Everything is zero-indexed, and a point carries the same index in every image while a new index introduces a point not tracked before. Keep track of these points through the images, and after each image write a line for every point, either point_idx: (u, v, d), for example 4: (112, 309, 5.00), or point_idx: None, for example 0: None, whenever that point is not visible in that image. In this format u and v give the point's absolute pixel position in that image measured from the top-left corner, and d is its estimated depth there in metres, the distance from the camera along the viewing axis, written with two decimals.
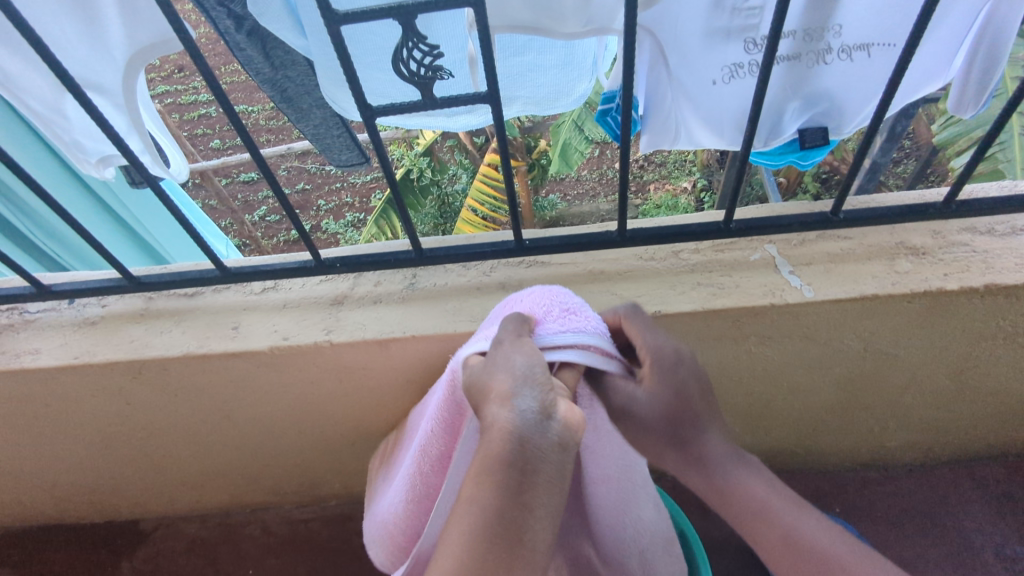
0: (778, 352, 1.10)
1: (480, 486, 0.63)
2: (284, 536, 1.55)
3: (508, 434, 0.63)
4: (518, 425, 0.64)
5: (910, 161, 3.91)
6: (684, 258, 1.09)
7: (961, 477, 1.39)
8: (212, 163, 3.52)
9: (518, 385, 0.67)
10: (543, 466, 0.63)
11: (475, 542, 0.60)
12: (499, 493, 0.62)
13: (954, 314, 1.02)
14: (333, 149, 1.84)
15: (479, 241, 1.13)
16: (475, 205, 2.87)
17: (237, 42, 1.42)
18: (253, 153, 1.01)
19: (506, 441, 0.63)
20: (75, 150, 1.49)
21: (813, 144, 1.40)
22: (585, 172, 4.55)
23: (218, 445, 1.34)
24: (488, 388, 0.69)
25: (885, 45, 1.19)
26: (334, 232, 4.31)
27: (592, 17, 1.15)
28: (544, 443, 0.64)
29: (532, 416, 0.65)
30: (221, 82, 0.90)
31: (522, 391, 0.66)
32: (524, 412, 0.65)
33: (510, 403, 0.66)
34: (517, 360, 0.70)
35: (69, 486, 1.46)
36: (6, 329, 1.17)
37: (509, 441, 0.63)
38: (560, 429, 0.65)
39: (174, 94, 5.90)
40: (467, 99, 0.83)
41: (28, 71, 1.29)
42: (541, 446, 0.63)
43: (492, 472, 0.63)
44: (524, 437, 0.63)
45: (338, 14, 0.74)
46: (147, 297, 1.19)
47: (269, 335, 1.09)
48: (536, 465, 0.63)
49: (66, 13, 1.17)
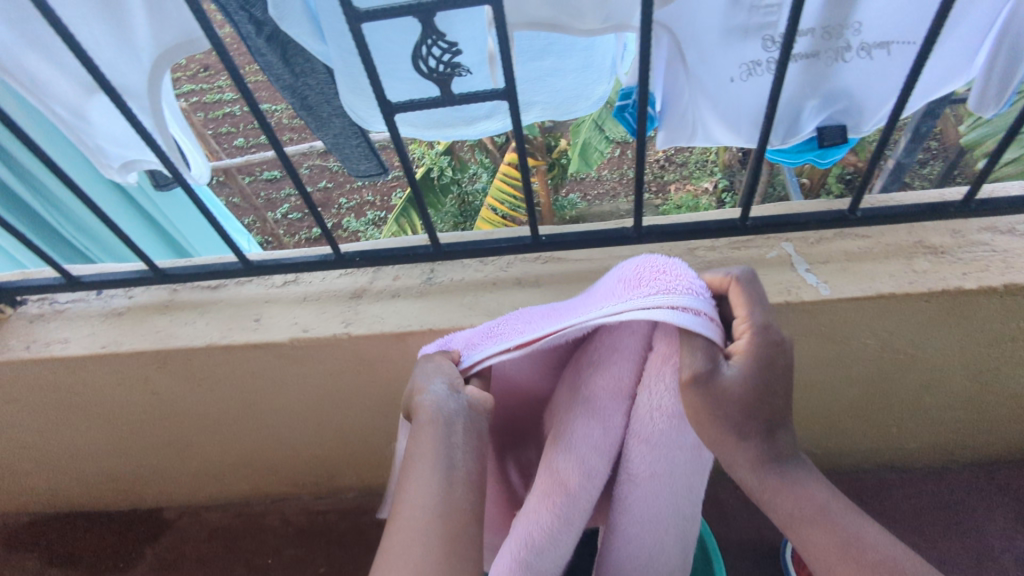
0: (794, 350, 1.10)
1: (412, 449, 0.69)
2: (302, 527, 1.58)
3: (428, 407, 0.72)
4: (435, 400, 0.73)
5: (937, 162, 3.85)
6: (701, 257, 1.08)
7: (983, 481, 1.37)
8: (237, 161, 3.58)
9: (431, 377, 0.77)
10: (461, 418, 0.71)
11: (461, 501, 0.64)
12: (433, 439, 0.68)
13: (974, 313, 1.01)
14: (351, 159, 1.85)
15: (496, 237, 1.14)
16: (495, 204, 2.88)
17: (258, 46, 1.45)
18: (279, 151, 1.04)
19: (429, 413, 0.71)
20: (99, 154, 1.53)
21: (832, 144, 1.38)
22: (606, 172, 4.55)
23: (238, 434, 1.37)
24: (411, 391, 0.78)
25: (904, 42, 1.18)
26: (355, 230, 4.36)
27: (611, 13, 1.15)
28: (459, 407, 0.72)
29: (445, 392, 0.74)
30: (245, 78, 0.92)
31: (434, 380, 0.76)
32: (437, 391, 0.74)
33: (425, 390, 0.75)
34: (428, 366, 0.80)
35: (95, 473, 1.50)
36: (37, 319, 1.21)
37: (430, 412, 0.71)
38: (469, 397, 0.74)
39: (201, 92, 6.01)
40: (485, 95, 0.84)
41: (56, 74, 1.33)
42: (456, 408, 0.72)
43: (421, 429, 0.70)
44: (440, 404, 0.72)
45: (360, 11, 0.75)
46: (172, 289, 1.23)
47: (289, 327, 1.11)
48: (455, 420, 0.70)
49: (96, 15, 1.20)
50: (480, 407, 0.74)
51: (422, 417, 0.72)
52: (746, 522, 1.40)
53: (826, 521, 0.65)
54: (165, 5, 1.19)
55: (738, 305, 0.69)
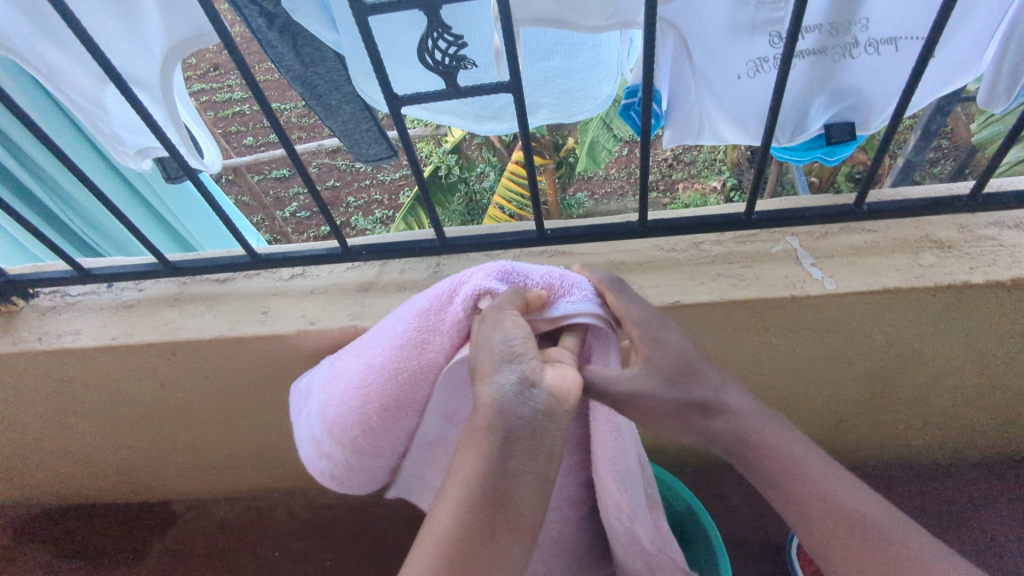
0: (800, 345, 1.10)
1: (465, 451, 0.67)
2: (309, 520, 1.59)
3: (489, 406, 0.67)
4: (500, 399, 0.66)
5: (947, 161, 3.82)
6: (705, 250, 1.09)
7: (990, 478, 1.37)
8: (245, 160, 3.60)
9: (500, 360, 0.69)
10: (525, 424, 0.66)
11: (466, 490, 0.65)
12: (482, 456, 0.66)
13: (982, 308, 1.01)
14: (361, 145, 1.86)
15: (502, 231, 1.14)
16: (502, 202, 2.89)
17: (269, 39, 1.46)
18: (287, 147, 1.04)
19: (489, 413, 0.66)
20: (114, 142, 1.54)
21: (839, 140, 1.38)
22: (613, 171, 4.54)
23: (247, 427, 1.39)
24: (477, 364, 0.71)
25: (912, 38, 1.18)
26: (363, 228, 4.38)
27: (617, 10, 1.15)
28: (525, 413, 0.66)
29: (513, 388, 0.67)
30: (253, 73, 0.93)
31: (504, 367, 0.68)
32: (505, 385, 0.67)
33: (493, 377, 0.68)
34: (499, 335, 0.71)
35: (106, 465, 1.52)
36: (49, 311, 1.22)
37: (491, 412, 0.66)
38: (543, 398, 0.67)
39: (211, 91, 6.04)
40: (490, 89, 0.84)
41: (72, 65, 1.35)
42: (522, 416, 0.66)
43: (476, 436, 0.67)
44: (506, 409, 0.66)
45: (366, 5, 0.76)
46: (181, 282, 1.24)
47: (297, 319, 1.12)
48: (514, 435, 0.66)
49: (108, 9, 1.21)
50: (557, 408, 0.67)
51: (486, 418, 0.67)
52: (750, 518, 1.40)
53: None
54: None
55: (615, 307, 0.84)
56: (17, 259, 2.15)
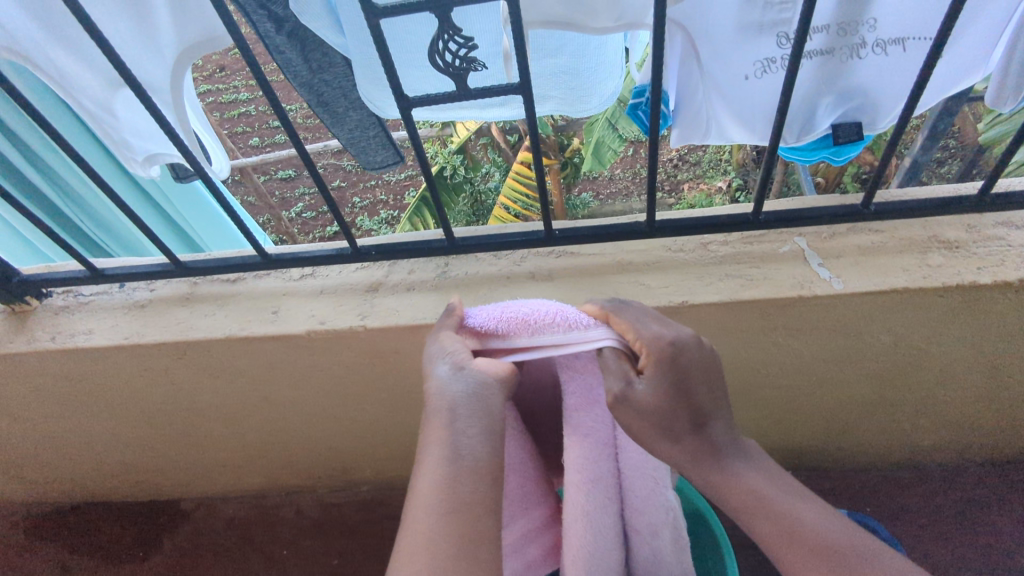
0: (807, 345, 1.10)
1: (425, 437, 0.75)
2: (318, 519, 1.60)
3: (434, 392, 0.77)
4: (440, 384, 0.78)
5: (955, 161, 3.81)
6: (713, 250, 1.09)
7: (998, 478, 1.36)
8: (252, 160, 3.61)
9: (436, 359, 0.81)
10: (466, 402, 0.75)
11: None
12: (436, 431, 0.74)
13: (990, 309, 1.01)
14: (368, 151, 1.90)
15: (511, 231, 1.15)
16: (508, 202, 2.90)
17: (277, 43, 1.47)
18: (298, 147, 1.05)
19: (436, 398, 0.77)
20: (123, 148, 1.57)
21: (847, 140, 1.38)
22: (619, 171, 4.55)
23: (256, 426, 1.40)
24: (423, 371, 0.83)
25: (919, 38, 1.18)
26: (368, 229, 4.41)
27: (625, 11, 1.16)
28: (461, 388, 0.76)
29: (448, 372, 0.78)
30: (266, 75, 0.94)
31: (438, 361, 0.81)
32: (441, 372, 0.79)
33: (432, 372, 0.80)
34: (435, 346, 0.84)
35: (116, 463, 1.53)
36: (62, 310, 1.24)
37: (437, 398, 0.77)
38: (473, 371, 0.78)
39: (217, 92, 6.07)
40: (500, 90, 0.85)
41: (83, 69, 1.36)
42: (460, 391, 0.76)
43: (429, 420, 0.76)
44: (445, 389, 0.77)
45: (378, 7, 0.77)
46: (192, 282, 1.25)
47: (307, 319, 1.13)
48: (456, 406, 0.75)
49: (122, 12, 1.23)
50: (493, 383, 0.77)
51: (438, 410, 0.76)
52: None
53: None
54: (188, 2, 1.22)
55: (625, 331, 0.79)
56: (27, 259, 2.17)
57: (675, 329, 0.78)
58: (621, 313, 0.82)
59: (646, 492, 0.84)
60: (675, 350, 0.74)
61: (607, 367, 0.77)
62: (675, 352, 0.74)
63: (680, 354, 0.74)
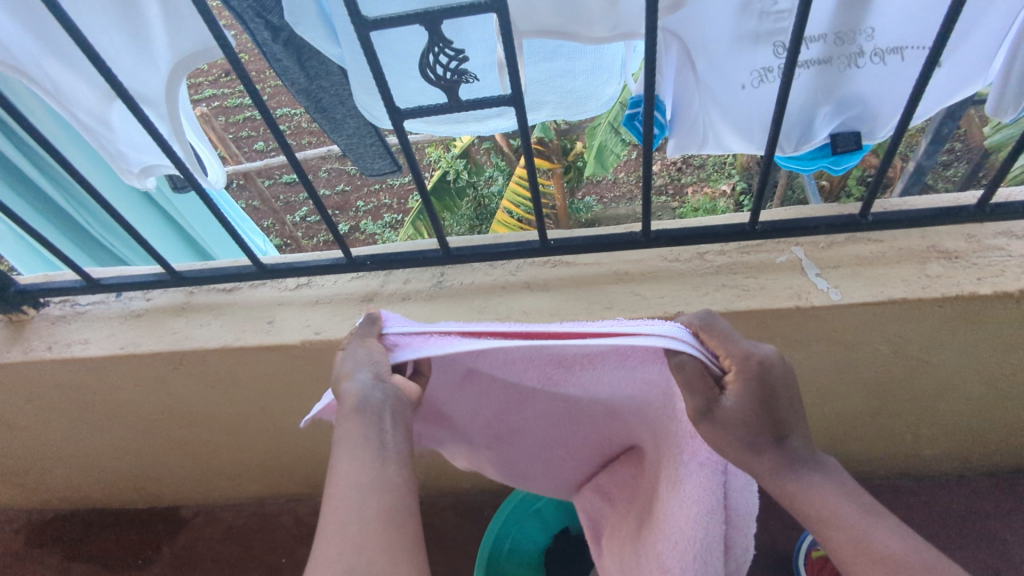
0: (805, 356, 1.09)
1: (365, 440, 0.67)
2: (316, 527, 1.60)
3: (349, 402, 0.69)
4: (360, 396, 0.69)
5: (960, 164, 3.78)
6: (709, 260, 1.08)
7: (1002, 489, 1.35)
8: (254, 165, 3.61)
9: (355, 366, 0.71)
10: (387, 407, 0.69)
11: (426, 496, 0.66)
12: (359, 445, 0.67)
13: (988, 319, 1.00)
14: (366, 158, 1.89)
15: (506, 241, 1.15)
16: (511, 208, 2.89)
17: (273, 52, 1.47)
18: (289, 156, 1.04)
19: (353, 410, 0.69)
20: (118, 159, 1.56)
21: (845, 150, 1.37)
22: (622, 175, 4.55)
23: (253, 434, 1.39)
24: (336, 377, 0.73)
25: (917, 48, 1.17)
26: (372, 233, 4.44)
27: (620, 20, 1.15)
28: (381, 402, 0.69)
29: (370, 383, 0.70)
30: (257, 86, 0.93)
31: (358, 370, 0.71)
32: (363, 382, 0.70)
33: (349, 380, 0.70)
34: (359, 351, 0.72)
35: (114, 471, 1.53)
36: (59, 320, 1.24)
37: (352, 411, 0.69)
38: (393, 388, 0.70)
39: (222, 97, 6.10)
40: (492, 102, 0.84)
41: (78, 81, 1.36)
42: (381, 405, 0.69)
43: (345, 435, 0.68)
44: (364, 404, 0.69)
45: (369, 21, 0.77)
46: (188, 292, 1.24)
47: (301, 329, 1.13)
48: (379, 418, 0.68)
49: (119, 23, 1.23)
50: (401, 399, 0.71)
51: (348, 413, 0.69)
52: (756, 527, 1.39)
53: (831, 515, 0.66)
54: (181, 14, 1.22)
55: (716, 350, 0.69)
56: (30, 266, 2.18)
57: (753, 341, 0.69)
58: (708, 322, 0.70)
59: (746, 507, 0.71)
60: (764, 370, 0.66)
61: (688, 381, 0.66)
62: (763, 370, 0.66)
63: (767, 372, 0.66)
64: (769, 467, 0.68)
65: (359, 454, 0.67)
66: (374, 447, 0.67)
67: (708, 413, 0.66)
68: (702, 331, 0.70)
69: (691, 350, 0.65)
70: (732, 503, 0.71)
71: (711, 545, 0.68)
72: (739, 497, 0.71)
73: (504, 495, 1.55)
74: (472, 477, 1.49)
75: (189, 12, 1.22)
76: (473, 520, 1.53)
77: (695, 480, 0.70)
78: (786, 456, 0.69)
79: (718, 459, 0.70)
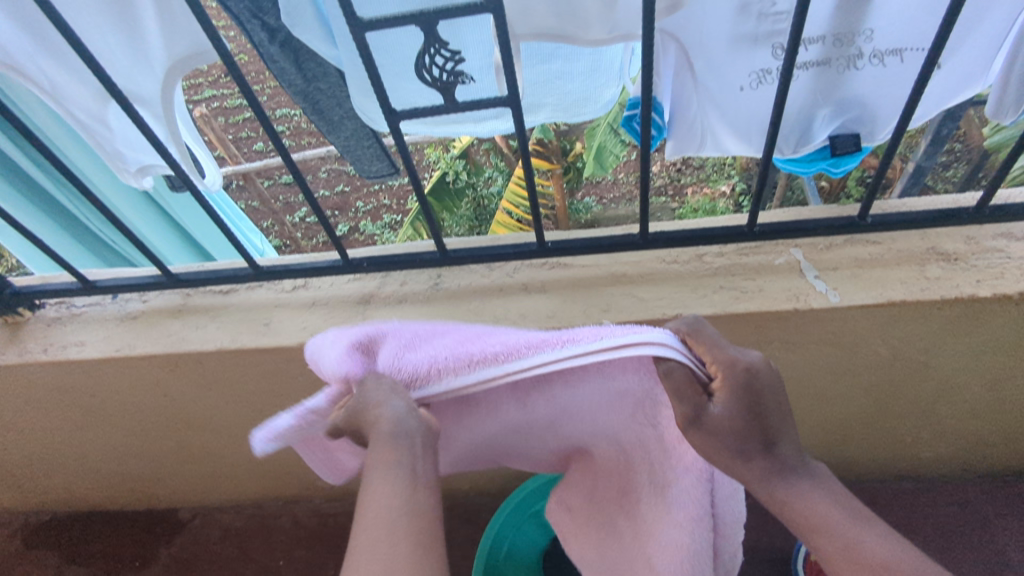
0: (803, 358, 1.08)
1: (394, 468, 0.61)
2: (313, 529, 1.59)
3: (385, 430, 0.63)
4: (398, 424, 0.63)
5: (960, 164, 3.78)
6: (708, 262, 1.08)
7: (1000, 492, 1.34)
8: (253, 165, 3.61)
9: (387, 393, 0.65)
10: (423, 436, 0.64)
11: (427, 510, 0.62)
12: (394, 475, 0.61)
13: (987, 321, 0.99)
14: (363, 160, 1.89)
15: (504, 242, 1.14)
16: (511, 208, 2.88)
17: (271, 54, 1.46)
18: (284, 157, 1.04)
19: (390, 439, 0.62)
20: (116, 159, 1.55)
21: (844, 152, 1.37)
22: (622, 175, 4.55)
23: (250, 436, 1.39)
24: (360, 402, 0.65)
25: (916, 49, 1.16)
26: (371, 233, 4.45)
27: (618, 23, 1.15)
28: (417, 430, 0.64)
29: (406, 411, 0.64)
30: (253, 87, 0.93)
31: (393, 397, 0.65)
32: (398, 410, 0.64)
33: (383, 405, 0.64)
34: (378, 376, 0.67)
35: (110, 473, 1.52)
36: (54, 322, 1.23)
37: (387, 436, 0.63)
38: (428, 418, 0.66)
39: (222, 97, 6.10)
40: (488, 103, 0.84)
41: (73, 82, 1.36)
42: (417, 433, 0.64)
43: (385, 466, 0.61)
44: (400, 433, 0.63)
45: (363, 22, 0.76)
46: (185, 293, 1.24)
47: (298, 331, 1.13)
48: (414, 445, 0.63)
49: (112, 25, 1.23)
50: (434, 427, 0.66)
51: (382, 442, 0.62)
52: (755, 529, 1.38)
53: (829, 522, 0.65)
54: (176, 15, 1.21)
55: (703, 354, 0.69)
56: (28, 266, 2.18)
57: (739, 347, 0.70)
58: (696, 330, 0.72)
59: (732, 512, 0.73)
60: (750, 376, 0.66)
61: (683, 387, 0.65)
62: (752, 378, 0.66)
63: (754, 378, 0.66)
64: (765, 472, 0.67)
65: (394, 487, 0.61)
66: (406, 475, 0.61)
67: (697, 420, 0.65)
68: (689, 337, 0.71)
69: (677, 358, 0.65)
70: (721, 508, 0.73)
71: (701, 554, 0.70)
72: (727, 504, 0.73)
73: (502, 497, 1.55)
74: (470, 480, 1.48)
75: (185, 14, 1.21)
76: (471, 523, 1.52)
77: (683, 489, 0.72)
78: (783, 460, 0.68)
79: (704, 465, 0.71)
